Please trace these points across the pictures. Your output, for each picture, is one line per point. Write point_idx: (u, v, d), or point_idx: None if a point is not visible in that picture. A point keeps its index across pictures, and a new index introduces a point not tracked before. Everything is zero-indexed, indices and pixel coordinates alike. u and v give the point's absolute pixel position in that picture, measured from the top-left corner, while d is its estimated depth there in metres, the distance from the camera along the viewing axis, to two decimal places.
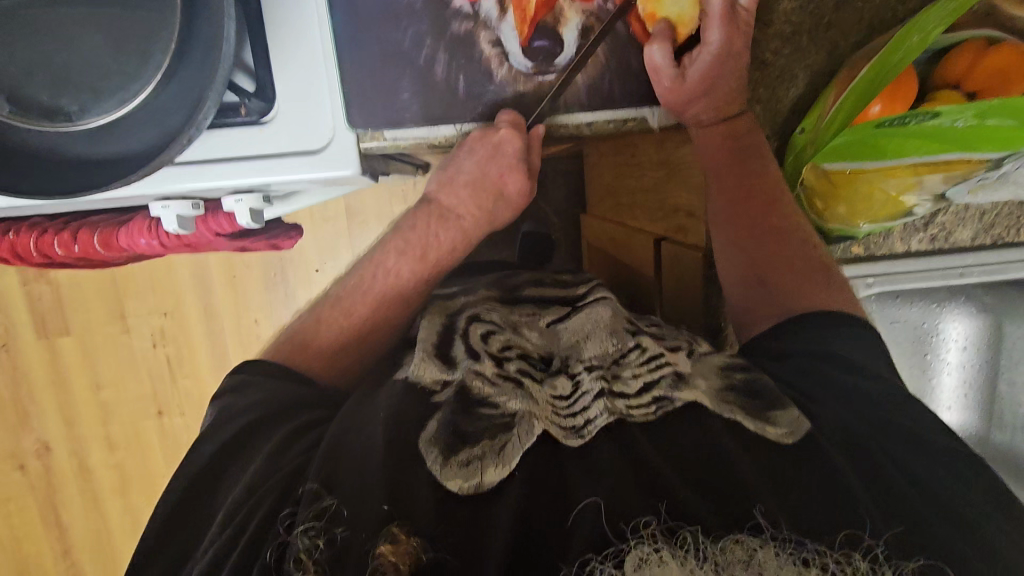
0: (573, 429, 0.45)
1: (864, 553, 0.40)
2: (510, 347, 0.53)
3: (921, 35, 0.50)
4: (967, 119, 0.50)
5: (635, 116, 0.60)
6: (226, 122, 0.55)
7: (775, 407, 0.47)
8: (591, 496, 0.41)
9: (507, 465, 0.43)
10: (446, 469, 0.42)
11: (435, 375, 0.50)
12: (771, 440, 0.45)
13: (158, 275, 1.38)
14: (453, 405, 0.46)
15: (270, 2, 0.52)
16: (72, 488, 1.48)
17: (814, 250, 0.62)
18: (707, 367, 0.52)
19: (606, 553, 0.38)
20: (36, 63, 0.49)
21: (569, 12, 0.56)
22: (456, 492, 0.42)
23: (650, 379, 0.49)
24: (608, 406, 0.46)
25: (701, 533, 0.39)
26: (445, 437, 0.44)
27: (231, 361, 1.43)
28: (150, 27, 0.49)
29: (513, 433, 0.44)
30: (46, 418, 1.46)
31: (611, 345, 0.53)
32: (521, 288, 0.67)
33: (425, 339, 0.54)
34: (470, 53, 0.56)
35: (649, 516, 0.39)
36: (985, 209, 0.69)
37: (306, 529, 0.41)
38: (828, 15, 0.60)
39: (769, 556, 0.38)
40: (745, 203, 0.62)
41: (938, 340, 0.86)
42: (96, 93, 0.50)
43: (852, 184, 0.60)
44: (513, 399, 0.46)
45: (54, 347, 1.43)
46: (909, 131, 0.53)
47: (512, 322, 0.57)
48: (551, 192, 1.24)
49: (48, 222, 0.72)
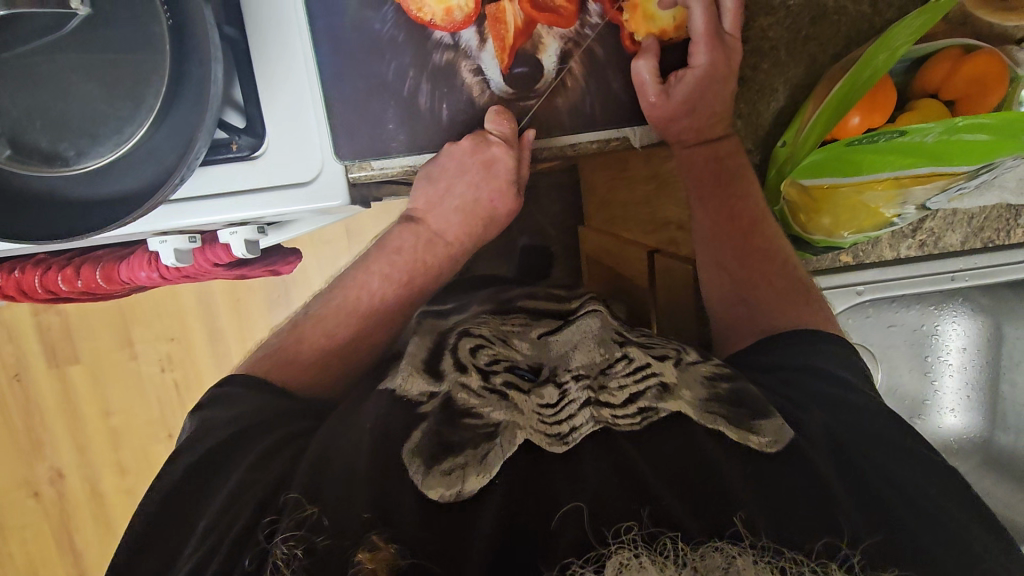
0: (558, 437, 0.45)
1: (842, 562, 0.39)
2: (499, 359, 0.53)
3: (888, 52, 0.52)
4: (936, 134, 0.50)
5: (617, 136, 0.62)
6: (219, 158, 0.56)
7: (759, 416, 0.47)
8: (574, 500, 0.40)
9: (490, 473, 0.43)
10: (428, 478, 0.42)
11: (422, 388, 0.50)
12: (753, 448, 0.45)
13: (164, 302, 1.40)
14: (438, 416, 0.47)
15: (256, 39, 0.54)
16: (85, 514, 1.50)
17: (791, 267, 0.64)
18: (693, 376, 0.52)
19: (586, 557, 0.37)
20: (33, 109, 0.50)
21: (547, 39, 0.57)
22: (438, 500, 0.42)
23: (636, 389, 0.49)
24: (594, 415, 0.46)
25: (682, 539, 0.37)
26: (429, 448, 0.44)
27: (235, 361, 1.43)
28: (139, 69, 0.50)
29: (496, 441, 0.44)
30: (58, 445, 1.48)
31: (598, 355, 0.54)
32: (513, 300, 0.68)
33: (414, 353, 0.55)
34: (451, 83, 0.58)
35: (631, 521, 0.38)
36: (973, 213, 0.69)
37: (286, 538, 0.40)
38: (804, 30, 0.61)
39: (747, 564, 0.36)
40: (727, 224, 0.64)
41: (937, 343, 0.85)
42: (93, 137, 0.51)
43: (833, 199, 0.60)
44: (495, 410, 0.47)
45: (64, 375, 1.45)
46: (882, 147, 0.53)
47: (502, 333, 0.58)
48: (548, 207, 1.25)
49: (51, 258, 0.73)
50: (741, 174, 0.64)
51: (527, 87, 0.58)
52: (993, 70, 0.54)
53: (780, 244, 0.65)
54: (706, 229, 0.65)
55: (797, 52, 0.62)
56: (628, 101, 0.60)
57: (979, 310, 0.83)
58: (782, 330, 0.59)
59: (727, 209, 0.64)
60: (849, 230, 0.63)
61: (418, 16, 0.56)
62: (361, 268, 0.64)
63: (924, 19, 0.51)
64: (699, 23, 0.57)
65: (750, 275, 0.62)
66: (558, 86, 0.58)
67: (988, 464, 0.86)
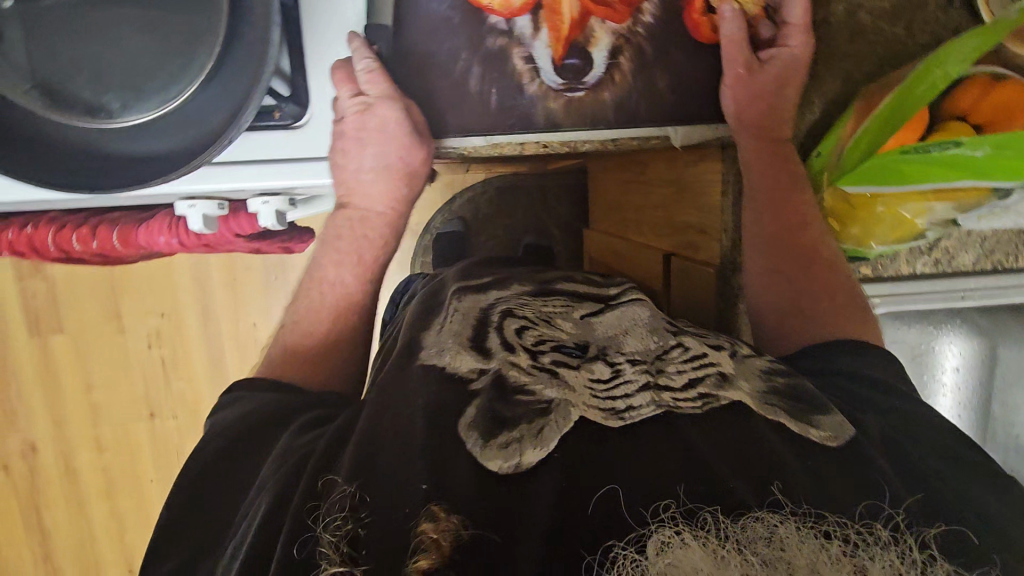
0: (612, 411, 0.45)
1: (886, 521, 0.40)
2: (545, 340, 0.51)
3: (942, 72, 0.55)
4: (985, 150, 0.53)
5: (658, 134, 0.63)
6: (261, 124, 0.56)
7: (818, 411, 0.48)
8: (613, 481, 0.41)
9: (546, 448, 0.42)
10: (486, 449, 0.42)
11: (472, 364, 0.48)
12: (815, 442, 0.45)
13: (157, 276, 1.38)
14: (491, 393, 0.45)
15: (310, 10, 0.54)
16: (56, 490, 1.45)
17: (848, 280, 0.63)
18: (751, 369, 0.51)
19: (628, 538, 0.38)
20: (80, 62, 0.49)
21: (599, 33, 0.58)
22: (497, 471, 0.41)
23: (695, 376, 0.48)
24: (653, 398, 0.46)
25: (721, 513, 0.39)
26: (486, 420, 0.43)
27: (224, 338, 1.41)
28: (194, 28, 0.49)
29: (551, 417, 0.44)
30: (34, 417, 1.43)
31: (652, 342, 0.52)
32: (551, 282, 0.63)
33: (456, 331, 0.52)
34: (502, 68, 0.58)
35: (668, 500, 0.39)
36: (986, 235, 0.72)
37: (334, 523, 0.40)
38: (841, 47, 0.64)
39: (789, 532, 0.36)
40: (779, 237, 0.63)
41: (935, 360, 0.89)
42: (139, 93, 0.50)
43: (870, 208, 0.62)
44: (547, 386, 0.46)
45: (47, 346, 1.40)
46: (933, 159, 0.55)
47: (545, 314, 0.55)
48: (554, 207, 1.26)
49: (65, 218, 0.71)
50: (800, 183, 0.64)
51: (577, 77, 0.59)
52: (1023, 97, 0.57)
53: (834, 252, 0.64)
54: (761, 241, 0.64)
55: (833, 67, 0.64)
56: (672, 101, 0.62)
57: (977, 332, 0.86)
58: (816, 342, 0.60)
59: (788, 223, 0.63)
60: (876, 241, 0.65)
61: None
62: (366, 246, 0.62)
63: (982, 40, 0.54)
64: (797, 13, 0.60)
65: (807, 288, 0.62)
66: (606, 79, 0.60)
67: None
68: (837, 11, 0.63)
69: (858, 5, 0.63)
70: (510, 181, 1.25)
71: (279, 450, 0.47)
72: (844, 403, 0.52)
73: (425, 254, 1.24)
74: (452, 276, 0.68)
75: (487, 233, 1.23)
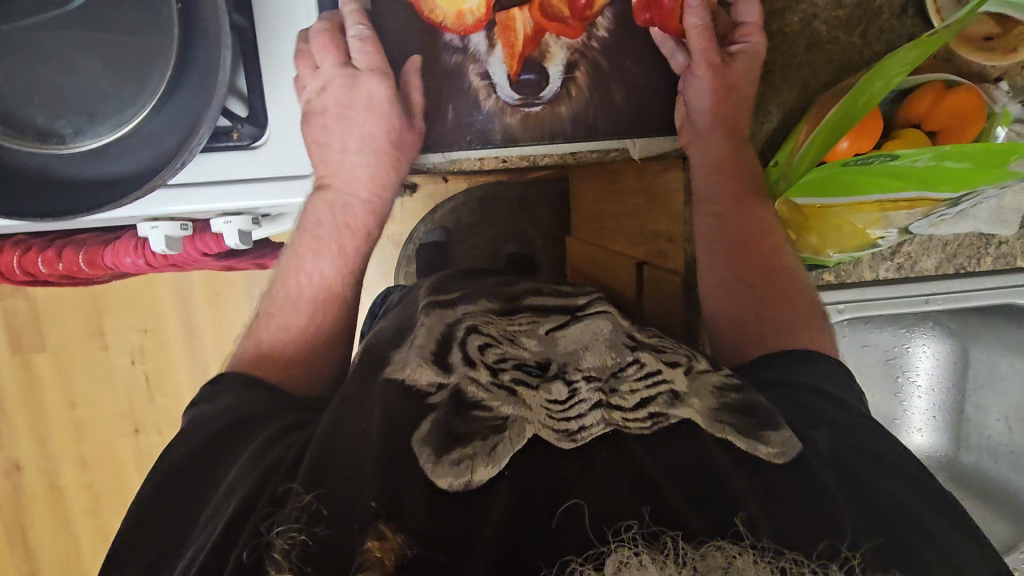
0: (566, 433, 0.44)
1: (842, 565, 0.40)
2: (507, 356, 0.50)
3: (882, 82, 0.53)
4: (926, 160, 0.51)
5: (618, 146, 0.64)
6: (219, 145, 0.56)
7: (768, 428, 0.48)
8: (576, 497, 0.40)
9: (497, 465, 0.42)
10: (438, 466, 0.41)
11: (430, 377, 0.48)
12: (763, 459, 0.46)
13: (139, 292, 1.37)
14: (447, 407, 0.45)
15: (265, 31, 0.55)
16: (41, 509, 1.44)
17: (804, 288, 0.65)
18: (703, 385, 0.51)
19: (586, 556, 0.37)
20: (31, 87, 0.49)
21: (555, 48, 0.59)
22: (447, 489, 0.41)
23: (646, 395, 0.48)
24: (605, 416, 0.46)
25: (682, 538, 0.38)
26: (438, 436, 0.43)
27: (208, 353, 1.40)
28: (145, 52, 0.49)
29: (504, 436, 0.43)
30: (16, 436, 1.42)
31: (610, 358, 0.51)
32: (521, 296, 0.61)
33: (422, 344, 0.52)
34: (459, 84, 0.60)
35: (632, 520, 0.38)
36: (948, 240, 0.73)
37: (285, 529, 0.39)
38: (797, 56, 0.65)
39: (747, 563, 0.37)
40: (733, 246, 0.64)
41: (907, 364, 0.89)
42: (93, 117, 0.50)
43: (823, 217, 0.63)
44: (506, 403, 0.46)
45: (28, 364, 1.40)
46: (875, 169, 0.54)
47: (509, 332, 0.53)
48: (534, 215, 1.27)
49: (31, 240, 0.71)
50: (754, 196, 0.65)
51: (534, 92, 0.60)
52: (975, 104, 0.58)
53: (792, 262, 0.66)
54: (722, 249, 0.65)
55: (790, 76, 0.66)
56: (630, 114, 0.63)
57: (949, 334, 0.87)
58: (775, 351, 0.60)
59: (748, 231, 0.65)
60: (834, 248, 0.66)
61: (431, 17, 0.57)
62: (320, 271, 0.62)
63: (920, 49, 0.50)
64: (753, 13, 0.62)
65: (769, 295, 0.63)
66: (563, 94, 0.60)
67: (953, 483, 0.90)
68: (792, 22, 0.64)
69: (813, 16, 0.64)
70: (493, 190, 1.25)
71: (230, 469, 0.47)
72: (798, 412, 0.52)
73: (407, 265, 1.24)
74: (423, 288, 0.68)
75: (468, 243, 1.23)
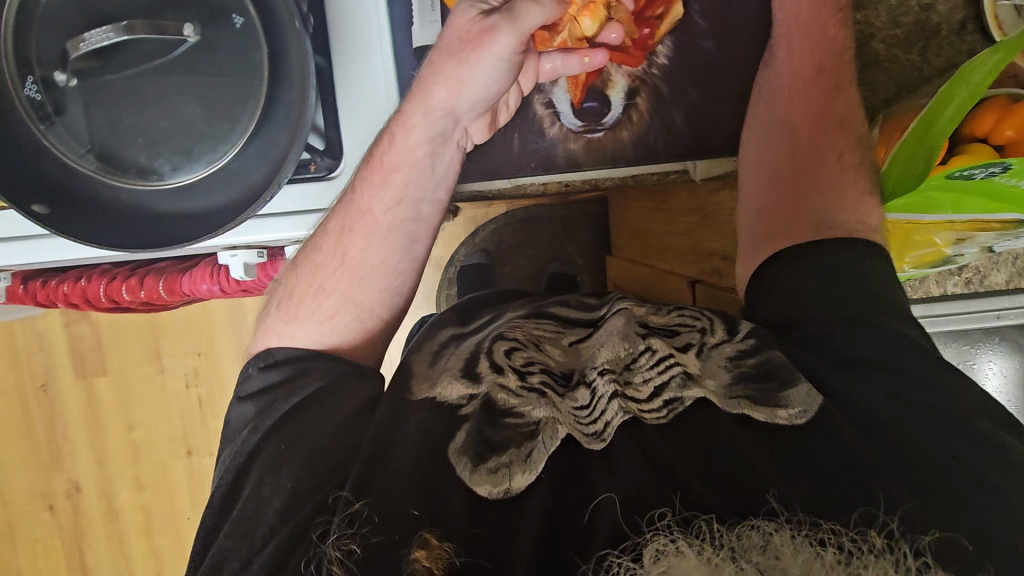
0: (594, 433, 0.46)
1: (881, 528, 0.40)
2: (534, 362, 0.52)
3: (968, 90, 0.53)
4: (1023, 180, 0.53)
5: (679, 168, 0.67)
6: (300, 177, 0.61)
7: (786, 387, 0.49)
8: (607, 492, 0.42)
9: (534, 471, 0.44)
10: (475, 474, 0.44)
11: (461, 391, 0.50)
12: (783, 423, 0.47)
13: (193, 317, 1.43)
14: (479, 417, 0.48)
15: (345, 67, 0.59)
16: (99, 530, 1.49)
17: (840, 197, 0.60)
18: (715, 363, 0.52)
19: (623, 547, 0.38)
20: (135, 129, 0.53)
21: (616, 76, 0.64)
22: (486, 497, 0.43)
23: (660, 382, 0.49)
24: (623, 406, 0.47)
25: (716, 522, 0.38)
26: (474, 446, 0.46)
27: None
28: (239, 92, 0.53)
29: (538, 439, 0.45)
30: (78, 458, 1.47)
31: (622, 349, 0.52)
32: (545, 305, 0.64)
33: (453, 363, 0.55)
34: (526, 113, 0.64)
35: (663, 508, 0.40)
36: (1017, 254, 0.73)
37: (339, 537, 0.42)
38: (857, 74, 0.68)
39: (784, 539, 0.35)
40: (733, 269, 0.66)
41: (976, 381, 0.86)
42: (189, 155, 0.53)
43: (907, 233, 0.64)
44: (536, 407, 0.47)
45: (90, 388, 1.46)
46: (971, 186, 0.55)
47: (534, 337, 0.56)
48: (576, 235, 1.28)
49: (116, 269, 0.75)
50: (806, 127, 0.64)
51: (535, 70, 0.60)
52: None
53: (828, 168, 0.62)
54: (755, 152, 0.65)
55: None
56: (687, 134, 0.66)
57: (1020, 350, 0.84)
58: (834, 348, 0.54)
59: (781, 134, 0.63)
60: (908, 261, 0.67)
61: None
62: (264, 317, 0.61)
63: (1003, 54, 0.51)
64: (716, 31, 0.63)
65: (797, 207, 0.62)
66: (624, 119, 0.65)
67: None
68: (850, 42, 0.67)
69: (871, 34, 0.67)
70: (535, 211, 1.26)
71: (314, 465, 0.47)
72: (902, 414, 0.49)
73: (451, 287, 1.26)
74: (453, 316, 0.67)
75: (511, 264, 1.25)
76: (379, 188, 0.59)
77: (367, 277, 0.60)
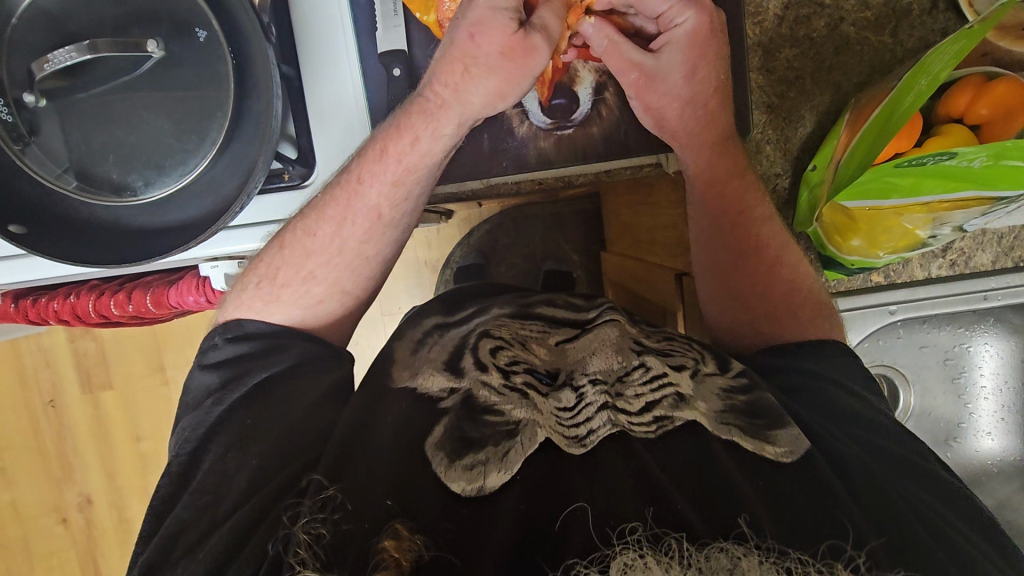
0: (575, 438, 0.45)
1: (847, 563, 0.39)
2: (519, 361, 0.52)
3: (930, 77, 0.54)
4: (983, 161, 0.53)
5: (652, 160, 0.67)
6: (273, 187, 0.62)
7: (777, 427, 0.49)
8: (580, 500, 0.41)
9: (509, 470, 0.44)
10: (450, 470, 0.44)
11: (442, 385, 0.51)
12: (772, 459, 0.47)
13: (193, 328, 1.44)
14: (459, 412, 0.48)
15: (312, 74, 0.59)
16: (112, 541, 1.51)
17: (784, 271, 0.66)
18: (710, 389, 0.52)
19: (591, 558, 0.37)
20: (107, 145, 0.53)
21: (583, 72, 0.65)
22: (460, 493, 0.43)
23: (652, 399, 0.48)
24: (611, 418, 0.46)
25: (686, 539, 0.37)
26: (451, 441, 0.46)
27: None
28: (205, 105, 0.53)
29: (516, 440, 0.45)
30: (88, 471, 1.50)
31: (616, 362, 0.51)
32: (533, 304, 0.63)
33: (434, 357, 0.55)
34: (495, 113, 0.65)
35: (635, 522, 0.38)
36: (1003, 233, 0.72)
37: (309, 521, 0.42)
38: (829, 59, 0.68)
39: (752, 564, 0.35)
40: (724, 226, 0.66)
41: (971, 364, 0.85)
42: (160, 169, 0.54)
43: (872, 220, 0.62)
44: (517, 407, 0.47)
45: (97, 402, 1.48)
46: (928, 170, 0.55)
47: (521, 336, 0.56)
48: (569, 232, 1.28)
49: (104, 285, 0.76)
50: (746, 183, 0.66)
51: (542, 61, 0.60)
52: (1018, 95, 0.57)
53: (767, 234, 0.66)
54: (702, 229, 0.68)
55: (822, 80, 0.68)
56: None
57: (1014, 330, 0.82)
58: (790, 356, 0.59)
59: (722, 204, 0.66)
60: (884, 250, 0.65)
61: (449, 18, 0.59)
62: (240, 291, 0.61)
63: (964, 42, 0.52)
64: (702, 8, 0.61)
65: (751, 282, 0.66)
66: (593, 115, 0.65)
67: None
68: (820, 26, 0.67)
69: (841, 18, 0.66)
70: (526, 210, 1.26)
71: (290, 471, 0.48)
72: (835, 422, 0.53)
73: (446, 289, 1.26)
74: (435, 310, 0.66)
75: (505, 264, 1.25)
76: (383, 182, 0.58)
77: (357, 268, 0.61)
